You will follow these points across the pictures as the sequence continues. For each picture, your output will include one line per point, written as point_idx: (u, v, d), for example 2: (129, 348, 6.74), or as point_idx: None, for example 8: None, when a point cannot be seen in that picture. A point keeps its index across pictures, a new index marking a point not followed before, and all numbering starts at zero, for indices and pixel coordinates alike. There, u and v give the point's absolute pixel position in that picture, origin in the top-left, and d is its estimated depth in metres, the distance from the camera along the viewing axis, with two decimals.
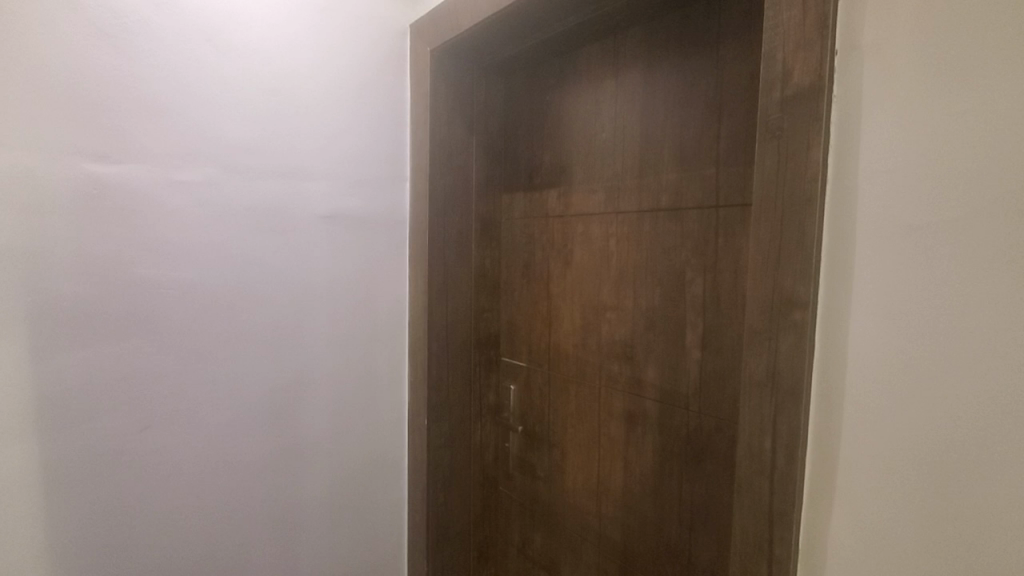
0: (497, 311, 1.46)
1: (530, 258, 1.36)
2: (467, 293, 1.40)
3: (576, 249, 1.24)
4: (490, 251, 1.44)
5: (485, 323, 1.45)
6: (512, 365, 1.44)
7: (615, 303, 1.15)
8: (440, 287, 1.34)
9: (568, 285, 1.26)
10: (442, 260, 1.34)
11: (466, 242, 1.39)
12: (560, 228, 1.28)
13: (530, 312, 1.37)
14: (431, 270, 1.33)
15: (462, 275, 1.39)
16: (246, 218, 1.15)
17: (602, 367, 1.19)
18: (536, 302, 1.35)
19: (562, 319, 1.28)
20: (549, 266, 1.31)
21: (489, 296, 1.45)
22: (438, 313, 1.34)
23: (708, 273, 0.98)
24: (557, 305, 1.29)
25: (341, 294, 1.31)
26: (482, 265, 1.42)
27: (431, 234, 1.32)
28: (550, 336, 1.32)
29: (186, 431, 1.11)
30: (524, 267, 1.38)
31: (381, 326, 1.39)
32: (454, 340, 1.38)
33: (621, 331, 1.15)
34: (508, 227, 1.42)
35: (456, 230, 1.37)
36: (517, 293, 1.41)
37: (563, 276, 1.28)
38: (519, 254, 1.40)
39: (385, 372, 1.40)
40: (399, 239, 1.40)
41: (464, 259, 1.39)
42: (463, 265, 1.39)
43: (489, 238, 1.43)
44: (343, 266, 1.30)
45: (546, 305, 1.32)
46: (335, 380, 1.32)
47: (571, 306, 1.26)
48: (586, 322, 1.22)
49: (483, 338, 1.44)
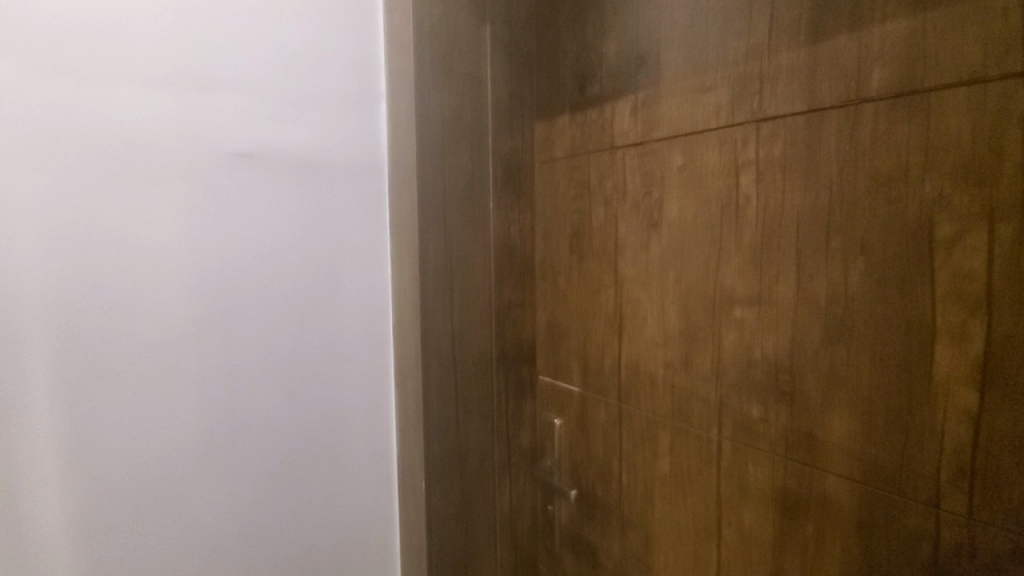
0: (533, 308, 0.93)
1: (585, 220, 0.83)
2: (484, 280, 0.87)
3: (670, 201, 0.71)
4: (519, 212, 0.90)
5: (514, 326, 0.92)
6: (556, 390, 0.91)
7: (754, 293, 0.62)
8: (438, 271, 0.83)
9: (655, 264, 0.73)
10: (440, 228, 0.82)
11: (483, 198, 0.86)
12: (642, 166, 0.74)
13: (586, 307, 0.84)
14: (423, 245, 0.81)
15: (476, 252, 0.86)
16: (113, 158, 0.70)
17: (724, 411, 0.66)
18: (598, 291, 0.82)
19: (647, 322, 0.75)
20: (620, 231, 0.78)
21: (516, 286, 0.91)
22: (435, 313, 0.83)
23: (1007, 221, 0.44)
24: (634, 295, 0.76)
25: (277, 280, 0.82)
26: (508, 234, 0.89)
27: (421, 184, 0.80)
28: (619, 349, 0.79)
29: (25, 515, 0.68)
30: (573, 235, 0.85)
31: (350, 329, 0.89)
32: (462, 356, 0.86)
33: (769, 345, 0.61)
34: (545, 173, 0.89)
35: (464, 177, 0.84)
36: (561, 279, 0.89)
37: (644, 248, 0.74)
38: (566, 214, 0.87)
39: (359, 400, 0.90)
40: (374, 193, 0.89)
41: (480, 225, 0.86)
42: (478, 236, 0.86)
43: (517, 191, 0.89)
44: (278, 235, 0.81)
45: (614, 297, 0.80)
46: (274, 420, 0.83)
47: (659, 299, 0.73)
48: (691, 325, 0.69)
49: (509, 352, 0.91)
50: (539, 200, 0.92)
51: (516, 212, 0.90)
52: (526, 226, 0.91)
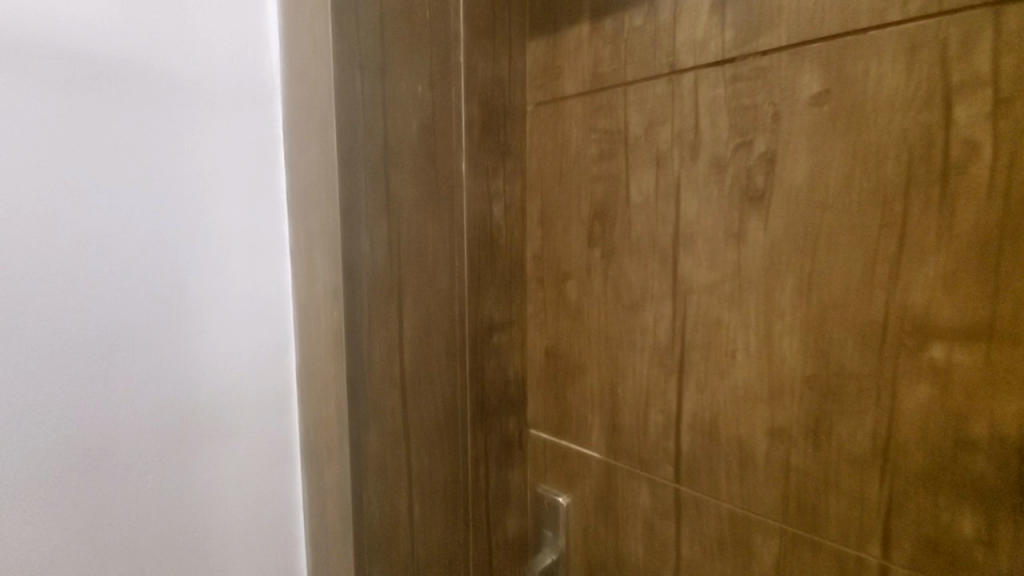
0: (520, 330, 0.61)
1: (612, 195, 0.52)
2: (451, 291, 0.53)
3: (791, 161, 0.40)
4: (501, 182, 0.56)
5: (497, 361, 0.58)
6: (563, 455, 0.60)
7: (981, 323, 0.34)
8: (379, 280, 0.47)
9: (754, 270, 0.43)
10: (381, 206, 0.47)
11: (451, 155, 0.52)
12: (729, 101, 0.43)
13: (615, 334, 0.53)
14: (353, 237, 0.45)
15: (440, 246, 0.52)
16: None
17: (896, 518, 0.39)
18: (636, 311, 0.51)
19: (736, 364, 0.45)
20: (681, 212, 0.46)
21: (499, 298, 0.58)
22: (375, 354, 0.48)
23: None
24: (711, 319, 0.46)
25: (54, 275, 0.41)
26: (487, 216, 0.55)
27: (343, 125, 0.44)
28: (676, 404, 0.49)
29: None
30: (592, 219, 0.54)
31: (217, 353, 0.50)
32: (421, 420, 0.52)
33: (1015, 416, 0.33)
34: (545, 121, 0.57)
35: (422, 115, 0.49)
36: (569, 287, 0.57)
37: (733, 243, 0.44)
38: (579, 186, 0.55)
39: (238, 472, 0.52)
40: (255, 115, 0.51)
41: (447, 199, 0.52)
42: (443, 218, 0.51)
43: (500, 146, 0.56)
44: (60, 185, 0.41)
45: (669, 321, 0.48)
46: (51, 551, 0.42)
47: (760, 326, 0.43)
48: (833, 373, 0.40)
49: (491, 401, 0.58)
50: (530, 163, 0.58)
51: (498, 181, 0.56)
52: (513, 204, 0.58)
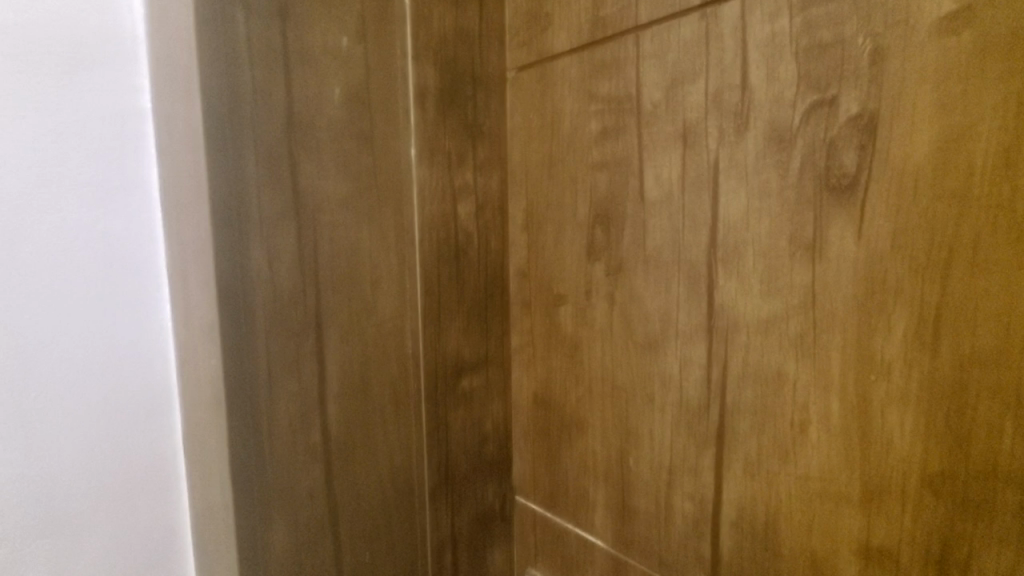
0: (500, 372, 0.46)
1: (620, 189, 0.36)
2: (397, 325, 0.39)
3: (907, 126, 0.25)
4: (471, 173, 0.42)
5: (467, 414, 0.44)
6: (555, 538, 0.45)
7: None
8: (284, 315, 0.33)
9: (837, 302, 0.27)
10: (282, 209, 0.32)
11: (393, 135, 0.37)
12: (797, 39, 0.28)
13: (624, 382, 0.38)
14: (237, 257, 0.31)
15: (379, 263, 0.37)
16: None
17: None
18: (655, 352, 0.36)
19: (808, 446, 0.29)
20: (721, 211, 0.31)
21: (468, 330, 0.43)
22: (277, 420, 0.34)
23: None
24: (767, 372, 0.30)
25: None
26: (450, 220, 0.40)
27: (209, 91, 0.29)
28: (713, 493, 0.33)
29: None
30: (591, 223, 0.39)
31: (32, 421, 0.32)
32: (354, 504, 0.38)
33: None
34: (530, 91, 0.42)
35: (344, 78, 0.34)
36: (562, 315, 0.42)
37: (806, 258, 0.28)
38: (575, 177, 0.39)
39: None
40: (104, 59, 0.33)
41: (388, 197, 0.37)
42: (383, 223, 0.37)
43: (468, 124, 0.41)
44: None
45: (701, 370, 0.33)
46: None
47: (847, 390, 0.27)
48: (976, 479, 0.24)
49: (459, 468, 0.43)
50: (511, 147, 0.44)
51: (467, 171, 0.41)
52: (488, 204, 0.43)
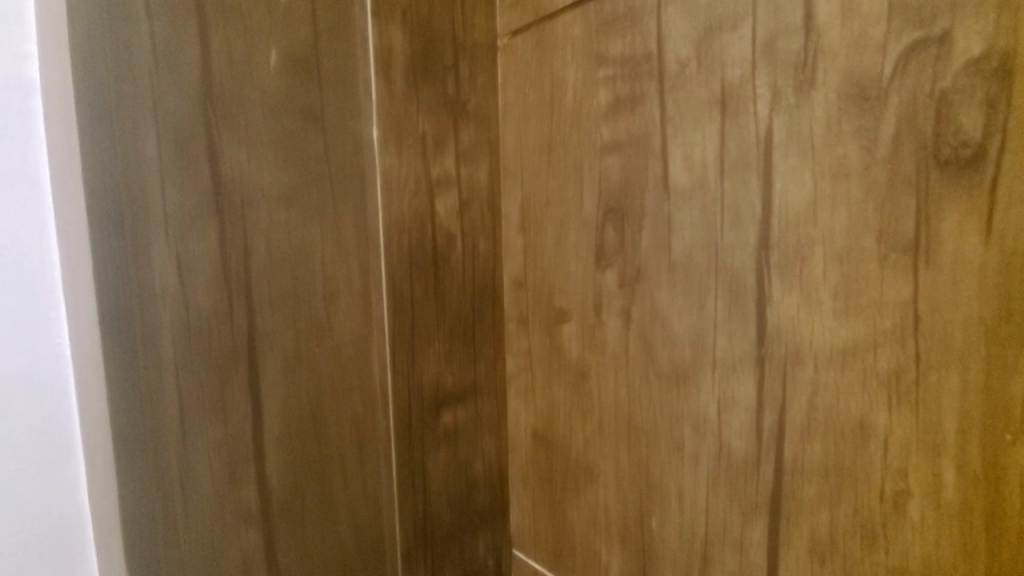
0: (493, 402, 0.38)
1: (637, 177, 0.28)
2: (360, 348, 0.32)
3: None
4: (450, 161, 0.34)
5: (450, 455, 0.35)
6: None
7: None
8: (196, 330, 0.29)
9: (954, 325, 0.19)
10: (199, 209, 0.28)
11: (353, 126, 0.31)
12: None
13: (642, 422, 0.30)
14: (140, 260, 0.28)
15: (334, 276, 0.31)
16: None
17: None
18: (683, 386, 0.27)
19: (904, 526, 0.21)
20: (775, 200, 0.23)
21: (453, 352, 0.35)
22: (196, 451, 0.29)
23: None
24: (842, 419, 0.22)
25: None
26: (426, 217, 0.33)
27: (89, 74, 0.27)
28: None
29: None
30: (600, 220, 0.31)
31: None
32: (298, 555, 0.32)
33: None
34: (523, 62, 0.34)
35: (286, 59, 0.30)
36: (565, 336, 0.34)
37: (907, 263, 0.20)
38: (579, 163, 0.31)
39: None
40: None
41: (345, 199, 0.31)
42: (338, 229, 0.31)
43: (446, 100, 0.33)
44: None
45: (747, 412, 0.25)
46: None
47: (966, 456, 0.19)
48: None
49: (440, 523, 0.35)
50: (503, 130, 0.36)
51: (446, 159, 0.34)
52: (475, 197, 0.35)
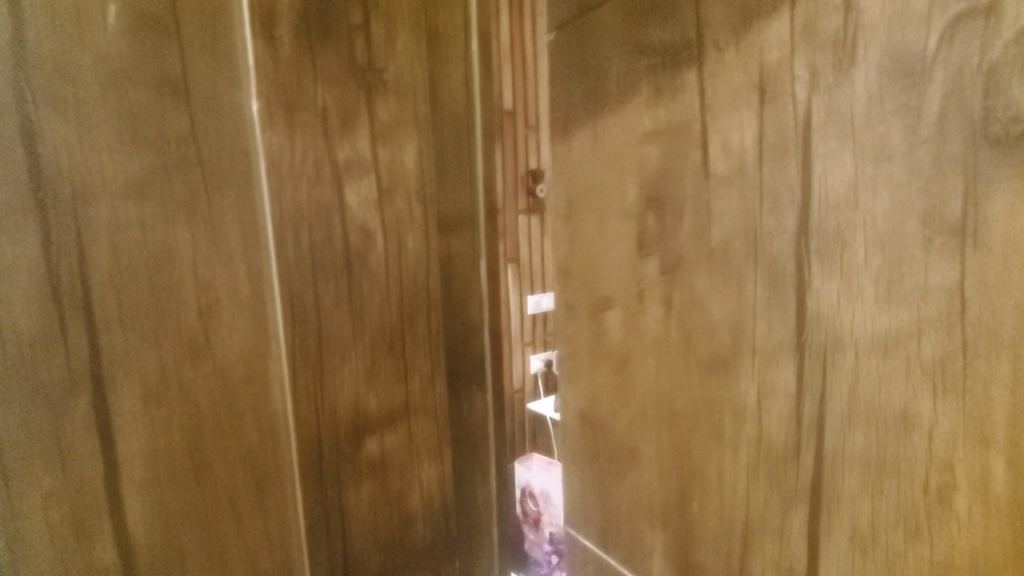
0: (429, 419, 0.40)
1: (677, 164, 0.28)
2: (254, 375, 0.32)
3: None
4: (365, 142, 0.35)
5: (375, 485, 0.38)
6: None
7: None
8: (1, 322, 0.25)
9: (1005, 313, 0.18)
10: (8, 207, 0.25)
11: (227, 105, 0.30)
12: None
13: (680, 405, 0.30)
14: None
15: (215, 290, 0.30)
16: None
17: None
18: (717, 366, 0.28)
19: (951, 522, 0.20)
20: (807, 180, 0.23)
21: (373, 374, 0.37)
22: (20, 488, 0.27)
23: None
24: (873, 398, 0.22)
25: None
26: (332, 209, 0.34)
27: None
28: (805, 566, 0.25)
29: None
30: (642, 208, 0.31)
31: None
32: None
33: None
34: (567, 54, 0.35)
35: (127, 33, 0.27)
36: (609, 322, 0.34)
37: (953, 246, 0.19)
38: (620, 152, 0.32)
39: None
40: None
41: (222, 190, 0.30)
42: (216, 233, 0.30)
43: (355, 68, 0.34)
44: None
45: (782, 394, 0.25)
46: None
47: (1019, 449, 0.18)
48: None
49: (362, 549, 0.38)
50: (435, 118, 0.38)
51: (363, 141, 0.35)
52: (404, 192, 0.37)
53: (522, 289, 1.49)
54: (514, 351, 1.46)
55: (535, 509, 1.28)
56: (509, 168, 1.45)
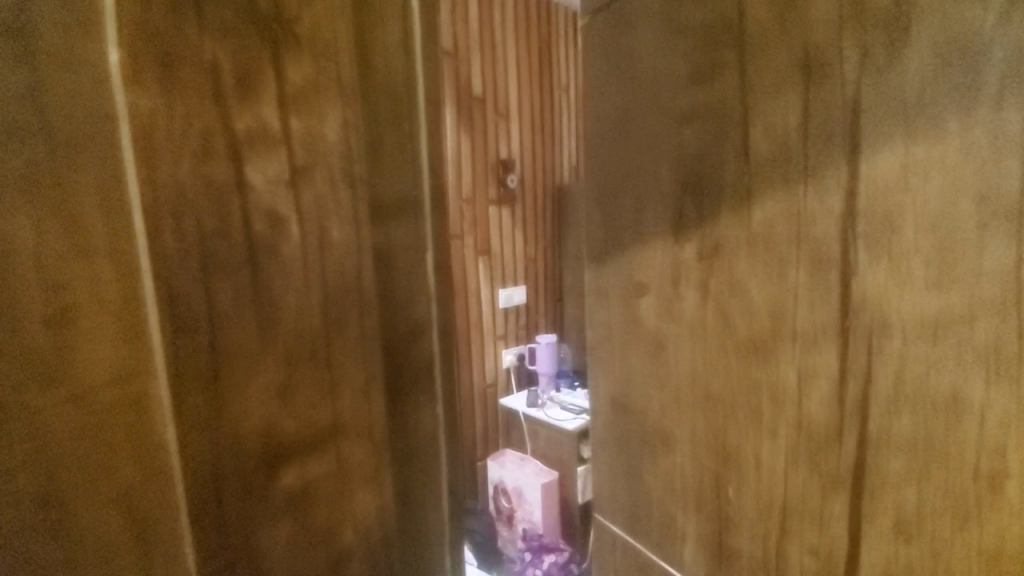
0: (366, 445, 0.27)
1: (716, 148, 0.28)
2: (123, 407, 0.19)
3: None
4: (232, 80, 0.21)
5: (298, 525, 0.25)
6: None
7: None
8: None
9: None
10: None
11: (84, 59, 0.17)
12: None
13: (715, 388, 0.30)
14: None
15: (72, 291, 0.18)
16: None
17: None
18: (751, 347, 0.28)
19: (1001, 507, 0.19)
20: (849, 165, 0.23)
21: (292, 391, 0.24)
22: None
23: None
24: (910, 377, 0.22)
25: None
26: (227, 190, 0.21)
27: None
28: (846, 551, 0.25)
29: None
30: (678, 193, 0.31)
31: None
32: None
33: None
34: (600, 40, 0.35)
35: None
36: (642, 308, 0.34)
37: (1008, 228, 0.18)
38: (655, 137, 0.32)
39: None
40: None
41: (82, 172, 0.17)
42: (75, 228, 0.18)
43: (258, 16, 0.22)
44: None
45: (817, 376, 0.25)
46: None
47: None
48: None
49: None
50: (367, 60, 0.26)
51: (264, 103, 0.23)
52: (311, 158, 0.24)
53: (491, 282, 1.52)
54: (485, 344, 1.51)
55: (508, 504, 1.38)
56: (479, 158, 1.46)
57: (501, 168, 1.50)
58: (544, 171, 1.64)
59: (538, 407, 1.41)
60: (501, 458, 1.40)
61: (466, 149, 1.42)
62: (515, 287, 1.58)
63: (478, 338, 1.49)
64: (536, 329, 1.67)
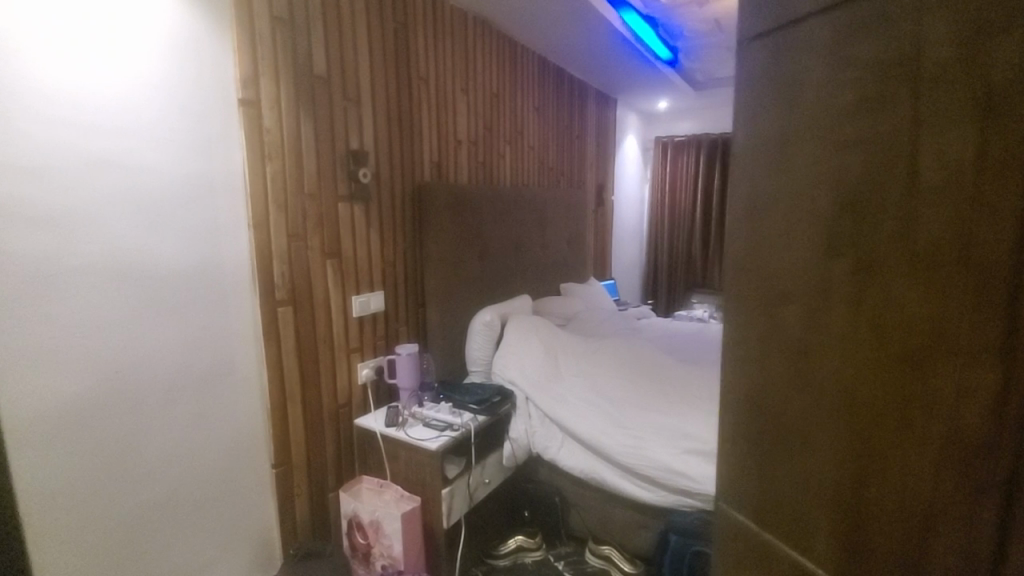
0: None
1: (880, 173, 0.30)
2: None
3: None
4: None
5: None
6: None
7: None
8: None
9: None
10: None
11: None
12: None
13: (854, 391, 0.33)
14: None
15: None
16: None
17: None
18: (898, 358, 0.30)
19: None
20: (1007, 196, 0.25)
21: None
22: None
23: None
24: None
25: None
26: None
27: None
28: (992, 554, 0.27)
29: None
30: (834, 212, 0.33)
31: None
32: None
33: None
34: (756, 65, 0.38)
35: None
36: (786, 317, 0.37)
37: None
38: (813, 160, 0.34)
39: None
40: None
41: None
42: None
43: None
44: None
45: (963, 387, 0.27)
46: None
47: None
48: None
49: None
50: None
51: None
52: None
53: (345, 289, 1.17)
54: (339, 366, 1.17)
55: (364, 541, 1.07)
56: (324, 147, 1.11)
57: (350, 159, 1.15)
58: (405, 167, 1.32)
59: (398, 427, 1.15)
60: (354, 491, 1.13)
61: (307, 133, 1.06)
62: (370, 291, 1.24)
63: (329, 361, 1.15)
64: (397, 338, 1.35)
